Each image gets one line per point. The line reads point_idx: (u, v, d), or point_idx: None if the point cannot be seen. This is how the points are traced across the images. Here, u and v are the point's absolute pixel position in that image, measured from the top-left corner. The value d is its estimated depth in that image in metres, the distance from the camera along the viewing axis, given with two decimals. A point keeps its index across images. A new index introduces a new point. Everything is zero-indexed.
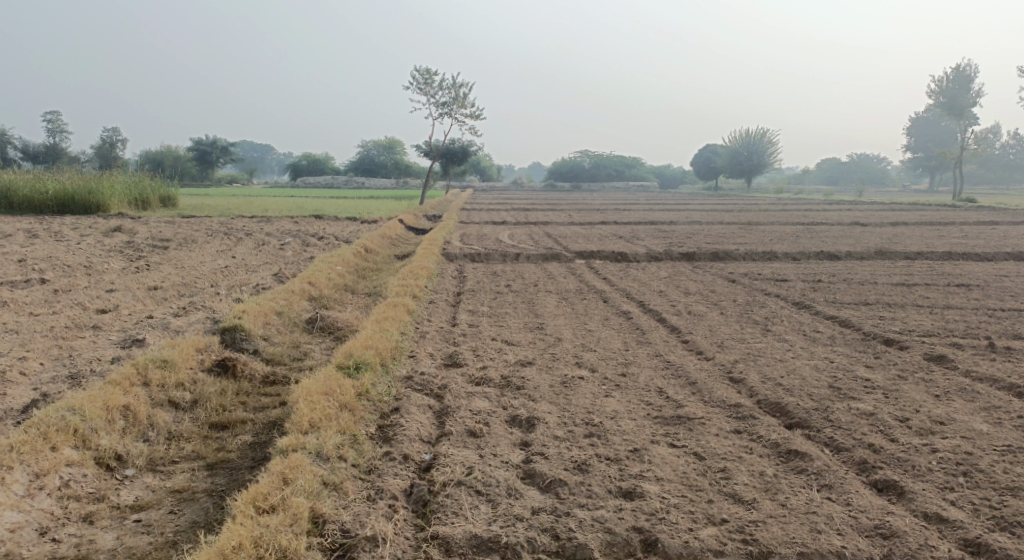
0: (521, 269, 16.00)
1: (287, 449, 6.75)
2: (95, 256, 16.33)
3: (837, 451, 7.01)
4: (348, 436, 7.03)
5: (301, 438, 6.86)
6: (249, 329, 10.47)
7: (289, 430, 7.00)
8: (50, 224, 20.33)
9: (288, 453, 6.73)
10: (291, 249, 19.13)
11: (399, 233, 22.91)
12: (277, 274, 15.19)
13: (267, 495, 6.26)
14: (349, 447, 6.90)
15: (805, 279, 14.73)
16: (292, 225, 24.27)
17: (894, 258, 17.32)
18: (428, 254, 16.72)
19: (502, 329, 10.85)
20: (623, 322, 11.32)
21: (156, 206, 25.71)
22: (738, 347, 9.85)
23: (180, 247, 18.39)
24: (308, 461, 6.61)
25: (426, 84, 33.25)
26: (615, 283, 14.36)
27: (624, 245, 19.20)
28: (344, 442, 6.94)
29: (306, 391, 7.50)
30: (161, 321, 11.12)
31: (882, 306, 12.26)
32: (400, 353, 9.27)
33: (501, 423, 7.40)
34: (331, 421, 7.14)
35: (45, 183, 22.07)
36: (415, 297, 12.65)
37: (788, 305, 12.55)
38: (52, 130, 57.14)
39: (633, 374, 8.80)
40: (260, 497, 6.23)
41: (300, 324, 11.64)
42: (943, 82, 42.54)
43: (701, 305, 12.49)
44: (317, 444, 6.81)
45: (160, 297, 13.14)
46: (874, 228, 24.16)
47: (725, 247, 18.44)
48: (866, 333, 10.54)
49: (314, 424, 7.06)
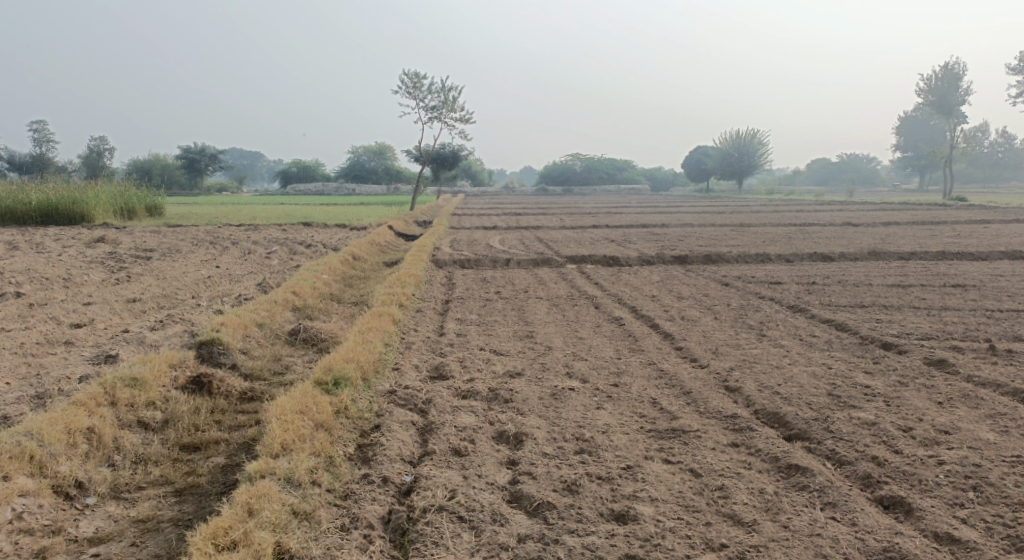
0: (510, 275, 15.68)
1: (257, 475, 6.39)
2: (76, 268, 15.94)
3: (839, 465, 6.69)
4: (323, 458, 6.68)
5: (273, 462, 6.50)
6: (227, 342, 10.11)
7: (260, 453, 6.64)
8: (32, 236, 19.91)
9: (256, 479, 6.37)
10: (277, 258, 18.77)
11: (388, 239, 22.56)
12: (261, 283, 14.83)
13: (230, 528, 5.90)
14: (324, 471, 6.56)
15: (799, 281, 14.45)
16: (280, 233, 23.89)
17: (888, 259, 17.06)
18: (416, 261, 16.39)
19: (490, 338, 10.51)
20: (615, 329, 10.99)
21: (143, 216, 25.28)
22: (733, 354, 9.53)
23: (164, 257, 18.01)
24: (277, 488, 6.25)
25: (414, 88, 32.92)
26: (606, 288, 14.04)
27: (616, 249, 18.90)
28: (319, 465, 6.58)
29: (280, 409, 7.14)
30: (138, 335, 10.75)
31: (879, 309, 11.97)
32: (383, 366, 8.92)
33: (487, 439, 7.05)
34: (305, 442, 6.78)
35: (28, 193, 21.63)
36: (401, 306, 12.30)
37: (783, 308, 12.25)
38: (39, 140, 56.68)
39: (625, 384, 8.47)
40: (221, 531, 5.87)
41: (282, 336, 11.28)
42: (931, 81, 42.22)
43: (694, 309, 12.18)
44: (292, 468, 6.46)
45: (140, 309, 12.77)
46: (866, 228, 23.91)
47: (718, 250, 18.15)
48: (864, 336, 10.25)
49: (286, 446, 6.71)
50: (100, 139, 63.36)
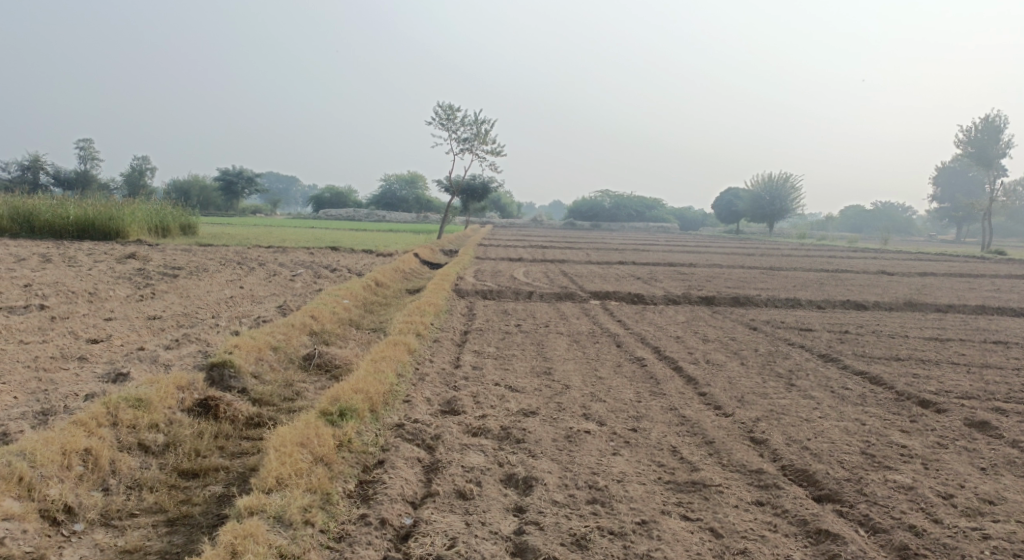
0: (533, 309, 15.38)
1: (248, 511, 6.09)
2: (103, 282, 15.89)
3: (873, 532, 6.26)
4: (319, 495, 6.37)
5: (266, 497, 6.21)
6: (238, 365, 9.82)
7: (254, 487, 6.35)
8: (64, 249, 19.98)
9: (246, 516, 6.08)
10: (301, 282, 18.63)
11: (413, 267, 22.38)
12: (282, 306, 14.63)
13: None
14: (319, 510, 6.25)
15: (832, 329, 13.99)
16: (307, 256, 23.81)
17: (925, 310, 16.53)
18: (438, 290, 16.14)
19: (507, 373, 10.18)
20: (637, 370, 10.60)
21: (176, 234, 25.33)
22: (760, 403, 9.11)
23: (189, 275, 17.93)
24: (266, 528, 5.95)
25: (448, 119, 32.95)
26: (630, 327, 13.68)
27: (642, 287, 18.55)
28: (314, 503, 6.28)
29: (280, 440, 6.84)
30: (151, 353, 10.54)
31: (915, 363, 11.49)
32: (394, 398, 8.61)
33: (494, 483, 6.70)
34: (302, 477, 6.48)
35: (65, 208, 21.76)
36: (418, 335, 12.02)
37: (814, 357, 11.81)
38: (83, 157, 57.67)
39: (644, 430, 8.08)
40: None
41: (296, 361, 11.01)
42: (971, 132, 41.56)
43: (720, 353, 11.76)
44: (285, 506, 6.16)
45: (158, 327, 12.60)
46: (901, 277, 23.33)
47: (747, 293, 17.72)
48: (899, 392, 9.80)
49: (281, 481, 6.40)
50: (143, 158, 64.34)
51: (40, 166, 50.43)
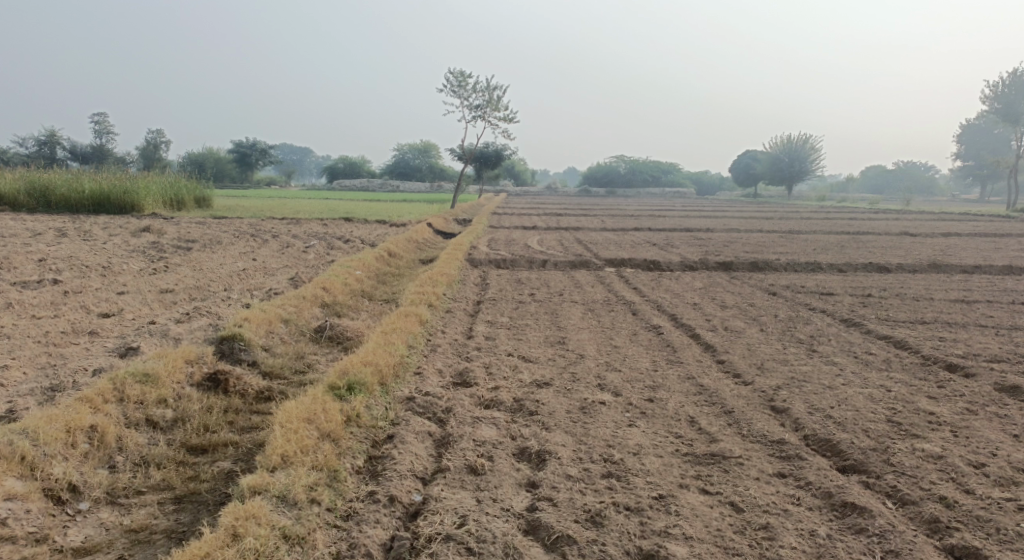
0: (548, 277, 15.15)
1: (251, 490, 5.94)
2: (116, 256, 15.76)
3: (901, 505, 6.03)
4: (326, 473, 6.22)
5: (271, 476, 6.06)
6: (248, 338, 9.63)
7: (259, 465, 6.20)
8: (80, 224, 19.88)
9: (249, 496, 5.93)
10: (314, 253, 18.46)
11: (427, 237, 22.16)
12: (294, 278, 14.46)
13: (210, 554, 5.46)
14: (326, 488, 6.10)
15: (853, 293, 13.70)
16: (320, 227, 23.61)
17: (949, 272, 16.15)
18: (451, 259, 15.91)
19: (521, 343, 9.98)
20: (653, 339, 10.36)
21: (191, 207, 25.19)
22: (781, 370, 8.87)
23: (203, 248, 17.78)
24: (269, 508, 5.80)
25: (460, 86, 32.54)
26: (646, 294, 13.42)
27: (658, 253, 18.25)
28: (321, 481, 6.12)
29: (286, 415, 6.68)
30: (162, 327, 10.37)
31: (941, 326, 11.21)
32: (404, 370, 8.43)
33: (507, 457, 6.52)
34: (308, 454, 6.32)
35: (80, 182, 21.64)
36: (431, 306, 11.82)
37: (835, 321, 11.54)
38: (98, 131, 57.62)
39: (661, 400, 7.87)
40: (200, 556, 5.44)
41: (307, 333, 10.84)
42: (997, 87, 40.82)
43: (739, 320, 11.49)
44: (290, 484, 6.01)
45: (170, 300, 12.44)
46: (923, 239, 22.88)
47: (766, 257, 17.40)
48: (925, 357, 9.55)
49: (287, 458, 6.25)
50: (157, 132, 64.23)
51: (56, 141, 50.38)
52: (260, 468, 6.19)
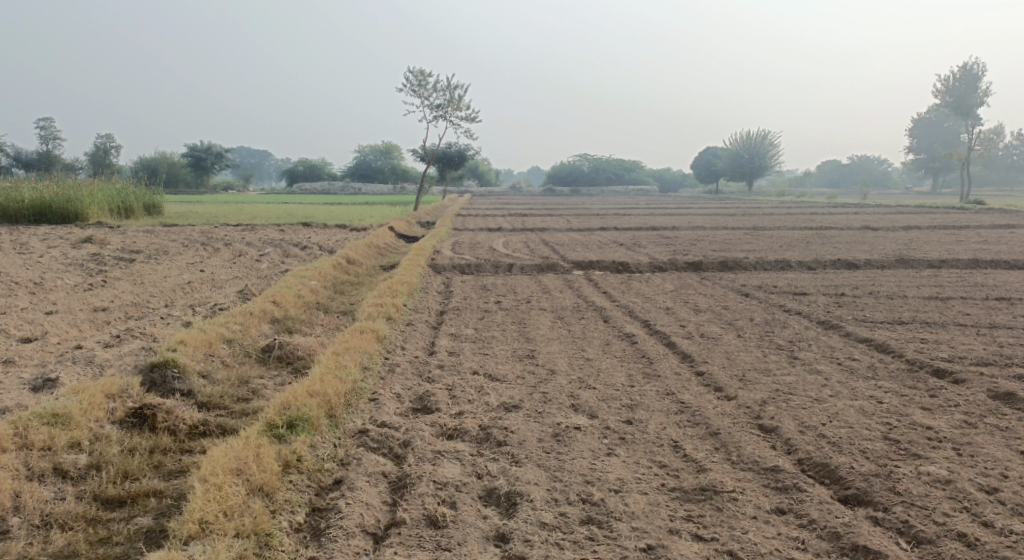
0: (513, 282, 14.43)
1: None
2: (51, 270, 14.69)
3: (916, 544, 5.49)
4: (256, 540, 5.49)
5: (185, 552, 5.31)
6: (183, 364, 8.78)
7: (173, 535, 5.46)
8: (18, 235, 18.72)
9: None
10: (267, 262, 17.54)
11: (387, 241, 21.30)
12: (243, 290, 13.56)
13: None
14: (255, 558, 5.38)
15: (827, 292, 13.18)
16: (276, 234, 22.64)
17: (918, 267, 15.74)
18: (412, 266, 15.12)
19: (486, 358, 9.24)
20: (627, 349, 9.69)
21: (140, 215, 23.96)
22: (764, 382, 8.24)
23: (148, 259, 16.78)
24: None
25: (420, 86, 31.70)
26: (615, 298, 12.77)
27: (625, 254, 17.62)
28: (248, 551, 5.40)
29: (213, 466, 5.92)
30: (88, 353, 9.46)
31: (921, 326, 10.69)
32: (358, 398, 7.67)
33: (472, 502, 5.84)
34: (235, 518, 5.58)
35: (20, 191, 20.41)
36: (389, 319, 11.02)
37: (813, 324, 10.97)
38: (45, 138, 55.80)
39: (640, 422, 7.20)
40: None
41: (253, 354, 9.98)
42: (949, 80, 40.83)
43: (714, 325, 10.87)
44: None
45: (103, 320, 11.50)
46: (886, 232, 22.59)
47: (734, 256, 16.84)
48: (911, 361, 8.99)
49: (212, 525, 5.52)
50: (107, 137, 62.35)
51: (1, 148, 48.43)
52: (173, 539, 5.45)
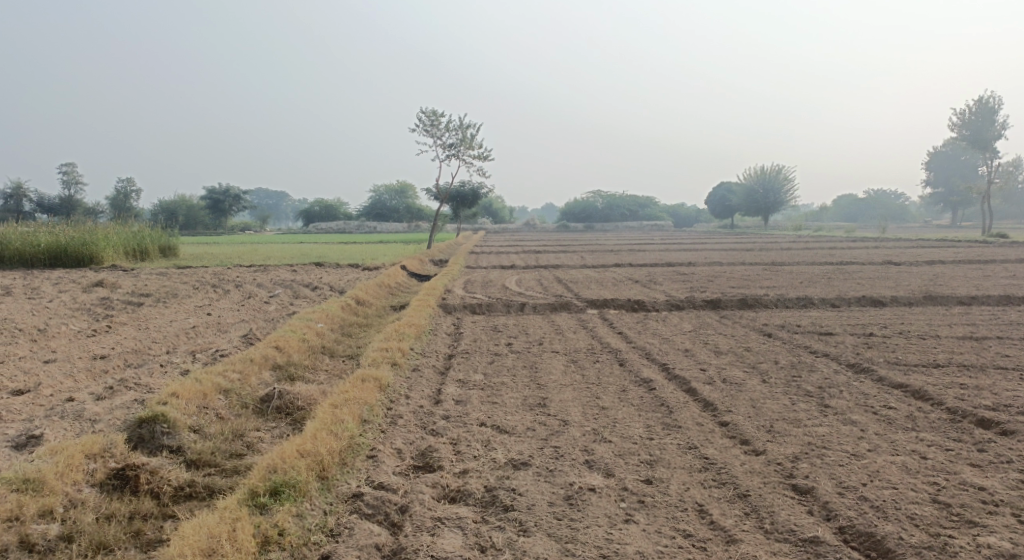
0: (525, 323, 13.87)
1: None
2: (56, 316, 14.25)
3: None
4: None
5: None
6: (173, 419, 8.22)
7: None
8: (30, 280, 18.37)
9: None
10: (275, 304, 17.07)
11: (399, 281, 20.83)
12: (248, 335, 13.04)
13: None
14: None
15: (855, 331, 12.52)
16: (288, 275, 22.22)
17: (948, 303, 15.06)
18: (421, 307, 14.58)
19: (495, 408, 8.63)
20: (644, 396, 9.06)
21: (156, 257, 23.59)
22: (795, 434, 7.59)
23: (156, 303, 16.34)
24: None
25: (432, 125, 31.46)
26: (632, 340, 12.17)
27: (641, 292, 17.03)
28: None
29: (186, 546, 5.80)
30: (79, 406, 8.95)
31: (959, 370, 10.01)
32: (354, 454, 7.14)
33: None
34: None
35: (36, 235, 20.06)
36: (394, 365, 10.46)
37: (843, 367, 10.31)
38: (66, 182, 56.11)
39: (661, 481, 6.64)
40: None
41: (250, 405, 9.37)
42: (966, 114, 40.24)
43: (737, 369, 10.24)
44: None
45: (102, 369, 10.99)
46: (910, 267, 21.88)
47: (754, 293, 16.23)
48: (953, 409, 8.32)
49: None
50: (127, 181, 62.69)
51: (24, 193, 48.60)
52: None
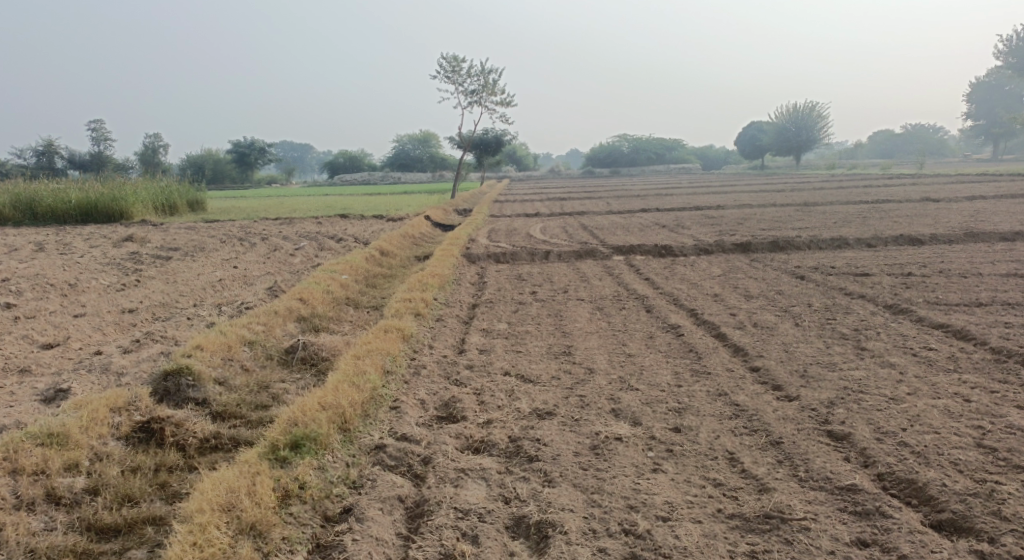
0: (550, 270, 13.65)
1: None
2: (85, 270, 14.25)
3: None
4: None
5: None
6: (198, 371, 8.13)
7: None
8: (61, 235, 18.41)
9: None
10: (301, 256, 16.96)
11: (424, 231, 20.65)
12: (272, 287, 12.94)
13: None
14: None
15: (891, 272, 12.13)
16: (314, 227, 22.11)
17: (988, 241, 14.56)
18: (445, 256, 14.39)
19: (520, 357, 8.46)
20: (673, 342, 8.83)
21: (184, 211, 23.57)
22: (830, 378, 7.34)
23: (184, 256, 16.29)
24: None
25: (454, 72, 30.95)
26: (660, 285, 11.90)
27: (668, 236, 16.70)
28: None
29: (208, 503, 5.68)
30: (105, 360, 8.89)
31: (1001, 309, 9.64)
32: (376, 406, 7.02)
33: (498, 536, 5.53)
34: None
35: (66, 191, 20.07)
36: (418, 315, 10.30)
37: (879, 309, 9.99)
38: (96, 138, 56.35)
39: (690, 429, 6.44)
40: None
41: (275, 356, 9.26)
42: (1012, 40, 38.86)
43: (768, 313, 9.95)
44: None
45: (130, 322, 10.95)
46: (948, 204, 21.24)
47: (785, 235, 15.82)
48: (996, 350, 8.00)
49: None
50: (156, 136, 62.83)
51: (54, 150, 48.86)
52: None
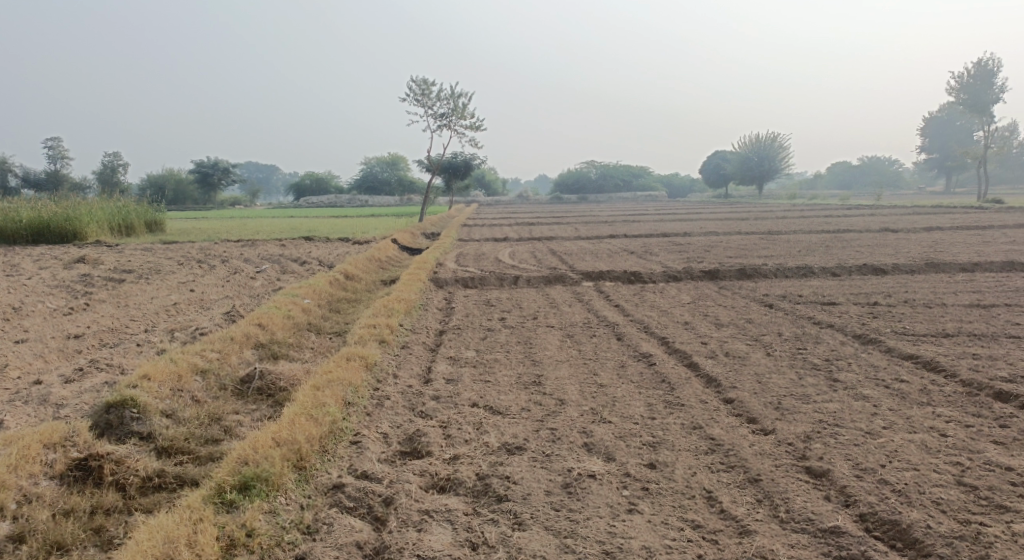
0: (517, 296, 13.41)
1: None
2: (33, 293, 13.68)
3: None
4: None
5: None
6: (144, 403, 7.71)
7: None
8: (10, 256, 17.74)
9: None
10: (262, 279, 16.52)
11: (390, 255, 20.31)
12: (230, 312, 12.51)
13: None
14: None
15: (858, 301, 12.08)
16: (277, 249, 21.64)
17: (950, 271, 14.62)
18: (411, 281, 14.08)
19: (487, 387, 8.16)
20: (644, 372, 8.61)
21: (142, 232, 22.92)
22: (806, 411, 7.15)
23: (138, 279, 15.75)
24: None
25: (422, 95, 30.76)
26: (628, 312, 11.70)
27: (636, 263, 16.55)
28: None
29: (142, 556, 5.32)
30: (46, 390, 8.42)
31: (969, 339, 9.59)
32: (335, 440, 6.68)
33: None
34: None
35: (17, 211, 19.37)
36: (382, 342, 9.97)
37: (849, 338, 9.87)
38: (52, 157, 55.09)
39: (665, 466, 6.20)
40: None
41: (230, 386, 8.85)
42: (962, 77, 39.72)
43: (739, 342, 9.78)
44: None
45: (76, 349, 10.45)
46: (908, 234, 21.42)
47: (752, 262, 15.75)
48: (969, 383, 7.89)
49: None
50: (116, 155, 61.64)
51: (8, 168, 47.62)
52: None
